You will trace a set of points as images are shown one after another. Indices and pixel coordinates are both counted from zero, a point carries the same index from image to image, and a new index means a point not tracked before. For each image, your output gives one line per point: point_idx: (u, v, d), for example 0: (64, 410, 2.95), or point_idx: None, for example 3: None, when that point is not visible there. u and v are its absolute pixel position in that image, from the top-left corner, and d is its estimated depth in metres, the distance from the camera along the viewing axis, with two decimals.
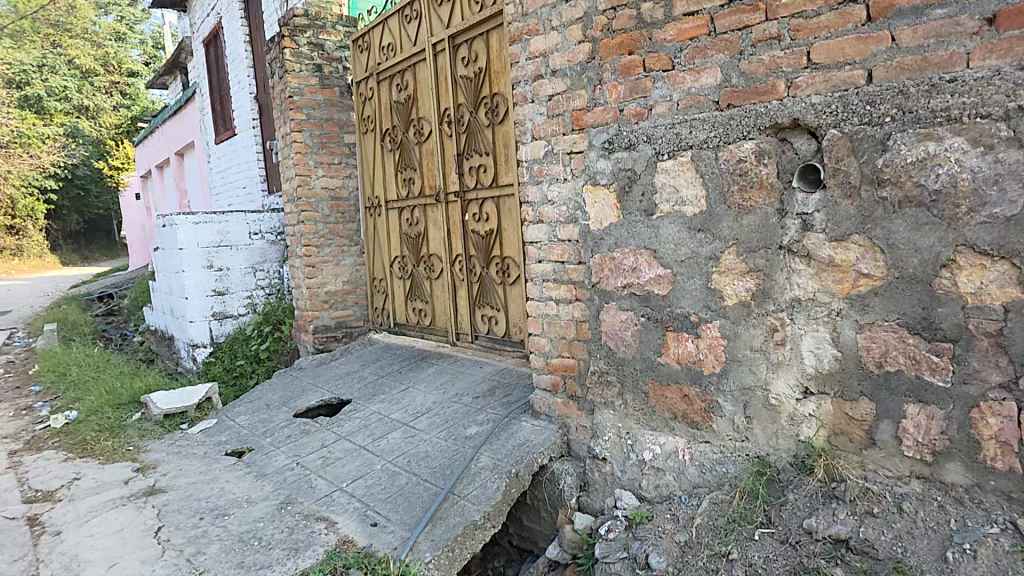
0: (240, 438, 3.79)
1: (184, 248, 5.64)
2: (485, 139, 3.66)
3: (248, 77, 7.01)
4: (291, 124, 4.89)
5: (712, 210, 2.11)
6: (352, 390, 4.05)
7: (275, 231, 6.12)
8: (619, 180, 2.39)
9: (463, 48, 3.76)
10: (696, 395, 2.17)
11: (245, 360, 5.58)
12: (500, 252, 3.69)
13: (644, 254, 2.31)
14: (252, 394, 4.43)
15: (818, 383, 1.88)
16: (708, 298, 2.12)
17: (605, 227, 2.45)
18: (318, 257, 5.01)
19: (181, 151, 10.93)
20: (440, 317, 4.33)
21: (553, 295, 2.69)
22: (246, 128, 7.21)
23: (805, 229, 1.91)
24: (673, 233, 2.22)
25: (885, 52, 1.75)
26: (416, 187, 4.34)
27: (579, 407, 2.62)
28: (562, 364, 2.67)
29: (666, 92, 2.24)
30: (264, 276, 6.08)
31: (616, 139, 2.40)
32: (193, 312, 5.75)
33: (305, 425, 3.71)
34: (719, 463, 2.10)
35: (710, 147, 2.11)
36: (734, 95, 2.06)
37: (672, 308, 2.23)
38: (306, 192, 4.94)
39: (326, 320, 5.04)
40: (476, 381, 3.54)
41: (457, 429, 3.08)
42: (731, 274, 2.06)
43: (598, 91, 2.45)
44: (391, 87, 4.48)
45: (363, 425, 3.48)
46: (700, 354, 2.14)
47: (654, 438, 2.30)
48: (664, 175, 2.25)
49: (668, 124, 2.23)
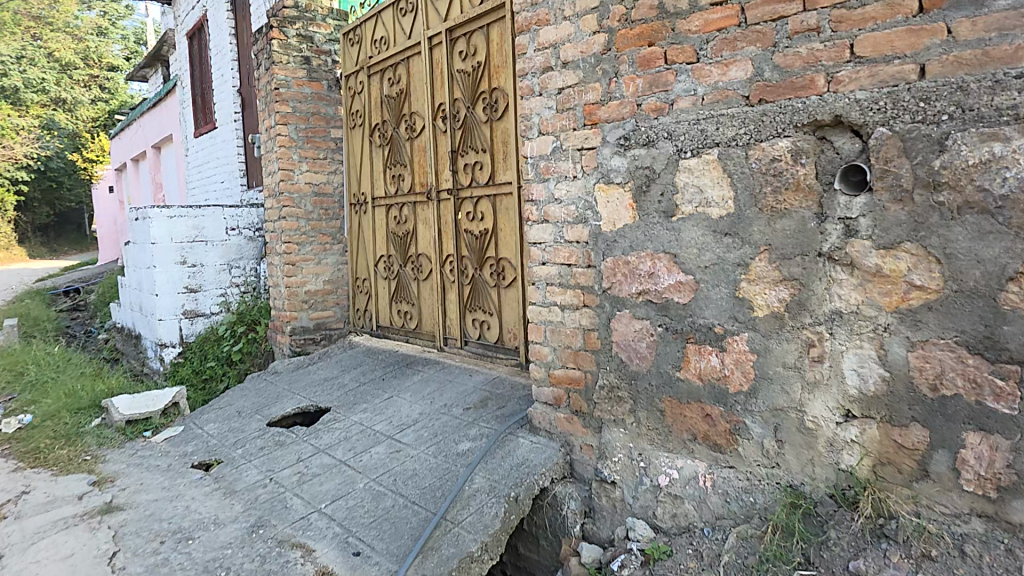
0: (208, 449, 3.51)
1: (156, 242, 5.30)
2: (482, 135, 3.44)
3: (231, 69, 6.70)
4: (276, 117, 4.64)
5: (741, 212, 1.90)
6: (331, 397, 3.78)
7: (253, 227, 5.83)
8: (635, 179, 2.15)
9: (461, 42, 3.54)
10: (720, 415, 2.02)
11: (216, 362, 5.30)
12: (494, 253, 3.47)
13: (663, 258, 2.10)
14: (223, 400, 4.14)
15: (861, 406, 1.76)
16: (735, 308, 1.95)
17: (618, 229, 2.22)
18: (299, 255, 4.74)
19: (159, 145, 10.54)
20: (427, 321, 4.09)
21: (558, 301, 2.48)
22: (228, 122, 6.90)
23: (848, 235, 1.72)
24: (696, 236, 2.01)
25: (939, 46, 1.55)
26: (406, 185, 4.11)
27: (585, 424, 2.45)
28: (567, 376, 2.49)
29: (690, 86, 1.99)
30: (239, 273, 5.76)
31: (632, 135, 2.14)
32: (162, 310, 5.41)
33: (280, 435, 3.44)
34: (746, 492, 1.98)
35: (740, 145, 1.89)
36: (767, 90, 1.83)
37: (694, 318, 2.05)
38: (289, 187, 4.68)
39: (305, 322, 4.77)
40: (467, 391, 3.31)
41: (447, 445, 2.85)
42: (762, 282, 1.88)
43: (614, 85, 2.18)
44: (383, 81, 4.25)
45: (343, 438, 3.23)
46: (725, 370, 1.99)
47: (669, 462, 2.16)
48: (687, 174, 2.01)
49: (692, 119, 1.99)
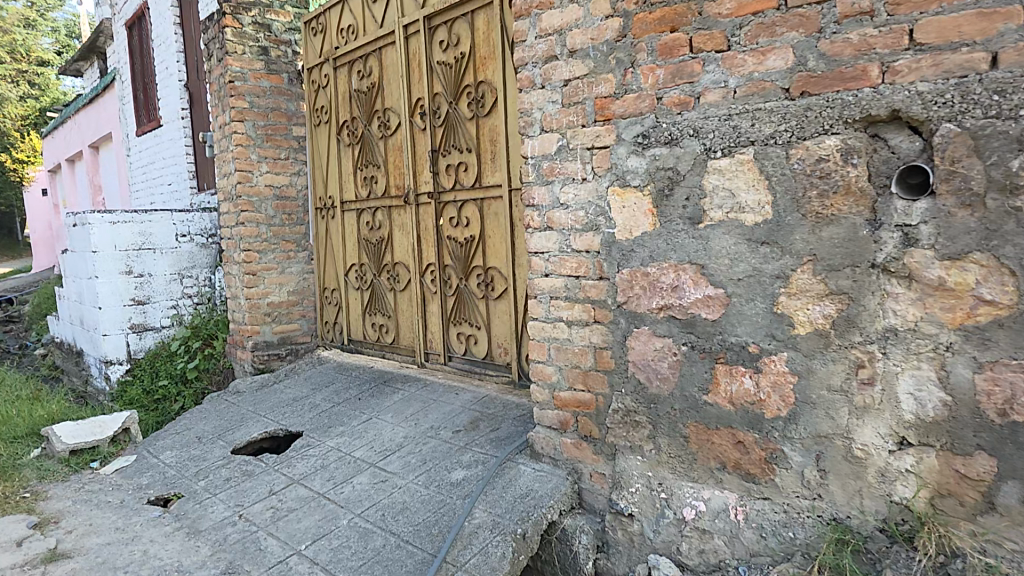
0: (165, 481, 3.13)
1: (98, 251, 4.82)
2: (467, 133, 3.17)
3: (177, 61, 6.20)
4: (231, 112, 4.25)
5: (781, 217, 1.72)
6: (302, 420, 3.44)
7: (206, 233, 5.39)
8: (656, 182, 1.95)
9: (441, 31, 3.26)
10: (754, 442, 1.81)
11: (169, 380, 4.84)
12: (482, 261, 3.21)
13: (688, 269, 1.89)
14: (180, 423, 3.75)
15: (919, 434, 1.58)
16: (772, 326, 1.75)
17: (636, 237, 2.00)
18: (260, 264, 4.37)
19: (97, 143, 9.77)
20: (405, 334, 3.80)
21: (565, 316, 2.25)
22: (175, 120, 6.40)
23: (907, 244, 1.56)
24: (728, 245, 1.81)
25: (1015, 31, 1.41)
26: (380, 187, 3.80)
27: (596, 451, 2.23)
28: (575, 399, 2.26)
29: (720, 77, 1.81)
30: (192, 283, 5.30)
31: (652, 132, 1.94)
32: (108, 325, 4.94)
33: (247, 464, 3.09)
34: (785, 526, 1.76)
35: (779, 143, 1.71)
36: (811, 82, 1.67)
37: (724, 336, 1.84)
38: (247, 190, 4.30)
39: (269, 336, 4.40)
40: (455, 412, 3.04)
41: (439, 473, 2.58)
42: (804, 296, 1.69)
43: (630, 75, 1.98)
44: (351, 74, 3.93)
45: (319, 466, 2.91)
46: (761, 394, 1.79)
47: (695, 493, 1.93)
48: (716, 175, 1.82)
49: (722, 115, 1.81)
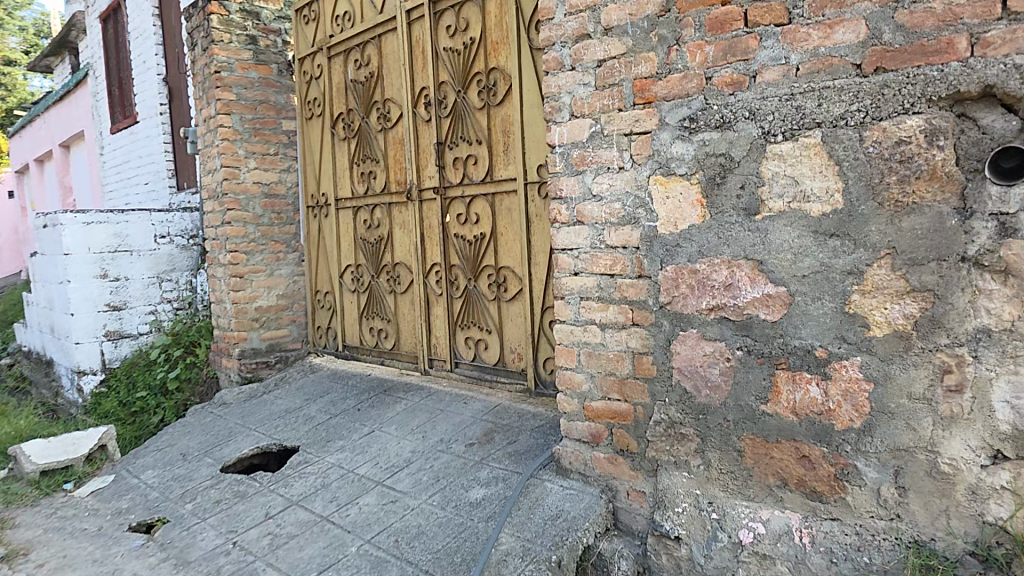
0: (147, 504, 2.86)
1: (69, 253, 4.51)
2: (477, 123, 2.97)
3: (155, 55, 5.89)
4: (217, 105, 4.00)
5: (854, 207, 1.54)
6: (297, 433, 3.20)
7: (187, 234, 5.06)
8: (705, 169, 1.76)
9: (448, 15, 3.05)
10: (823, 457, 1.65)
11: (147, 391, 4.55)
12: (494, 261, 3.01)
13: (744, 266, 1.71)
14: (162, 439, 3.48)
15: (1016, 447, 1.43)
16: (843, 327, 1.59)
17: (683, 230, 1.81)
18: (247, 266, 4.10)
19: (68, 143, 9.35)
20: (406, 340, 3.58)
21: (598, 318, 2.06)
22: (153, 116, 6.08)
23: (1004, 234, 1.40)
24: (790, 238, 1.63)
25: None
26: (379, 183, 3.58)
27: (634, 466, 2.05)
28: (610, 409, 2.08)
29: (780, 54, 1.63)
30: (171, 287, 4.99)
31: (700, 115, 1.76)
32: (80, 333, 4.63)
33: (239, 485, 2.83)
34: (858, 551, 1.60)
35: (852, 124, 1.53)
36: (886, 56, 1.49)
37: (786, 339, 1.67)
38: (234, 187, 4.04)
39: (256, 343, 4.14)
40: (466, 423, 2.83)
41: (456, 493, 2.37)
42: (880, 294, 1.53)
43: (674, 53, 1.80)
44: (347, 64, 3.71)
45: (320, 485, 2.67)
46: (829, 403, 1.62)
47: (751, 514, 1.76)
48: (776, 161, 1.64)
49: (783, 95, 1.63)
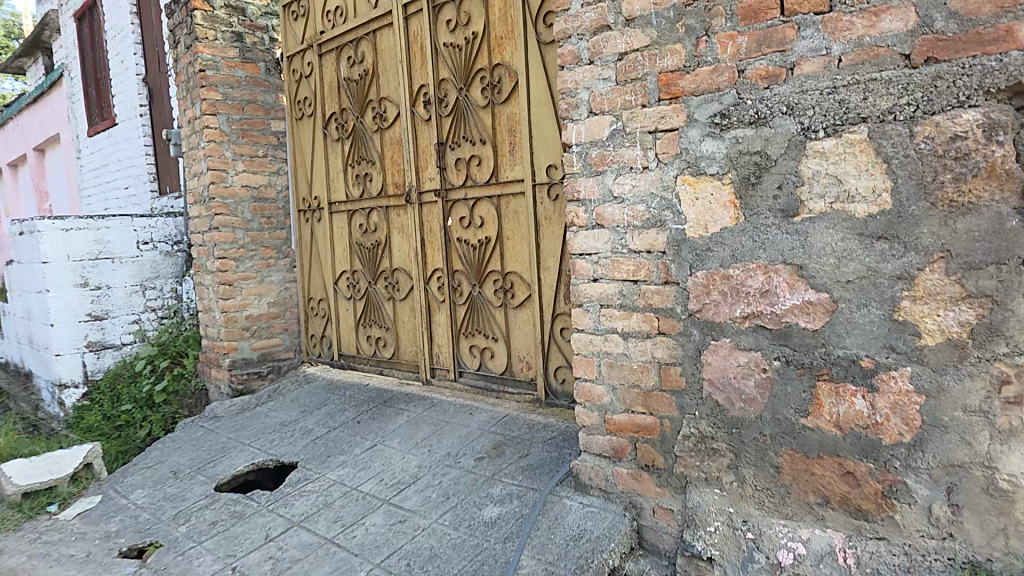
0: (138, 527, 2.69)
1: (47, 261, 4.31)
2: (480, 122, 2.84)
3: (133, 54, 5.68)
4: (201, 105, 3.82)
5: (904, 208, 1.44)
6: (295, 448, 3.04)
7: (171, 239, 4.84)
8: (738, 169, 1.65)
9: (448, 9, 2.92)
10: (869, 473, 1.55)
11: (133, 404, 4.35)
12: (499, 266, 2.88)
13: (782, 270, 1.61)
14: (151, 456, 3.30)
15: None
16: (892, 336, 1.49)
17: (713, 234, 1.71)
18: (236, 273, 3.94)
19: (43, 146, 9.04)
20: (406, 348, 3.44)
21: (621, 326, 1.95)
22: (132, 117, 5.86)
23: None
24: (834, 241, 1.53)
25: None
26: (375, 186, 3.44)
27: (660, 483, 1.94)
28: (634, 422, 1.97)
29: (820, 44, 1.53)
30: (155, 295, 4.79)
31: (733, 110, 1.65)
32: (60, 344, 4.43)
33: (235, 505, 2.68)
34: (908, 572, 1.49)
35: (901, 118, 1.44)
36: (938, 45, 1.40)
37: (829, 349, 1.56)
38: (221, 191, 3.87)
39: (247, 353, 3.97)
40: (474, 435, 2.70)
41: (468, 512, 2.24)
42: (933, 300, 1.43)
43: (704, 44, 1.69)
44: (340, 61, 3.56)
45: (323, 504, 2.53)
46: (877, 417, 1.52)
47: (790, 533, 1.64)
48: (817, 159, 1.54)
49: (825, 87, 1.52)
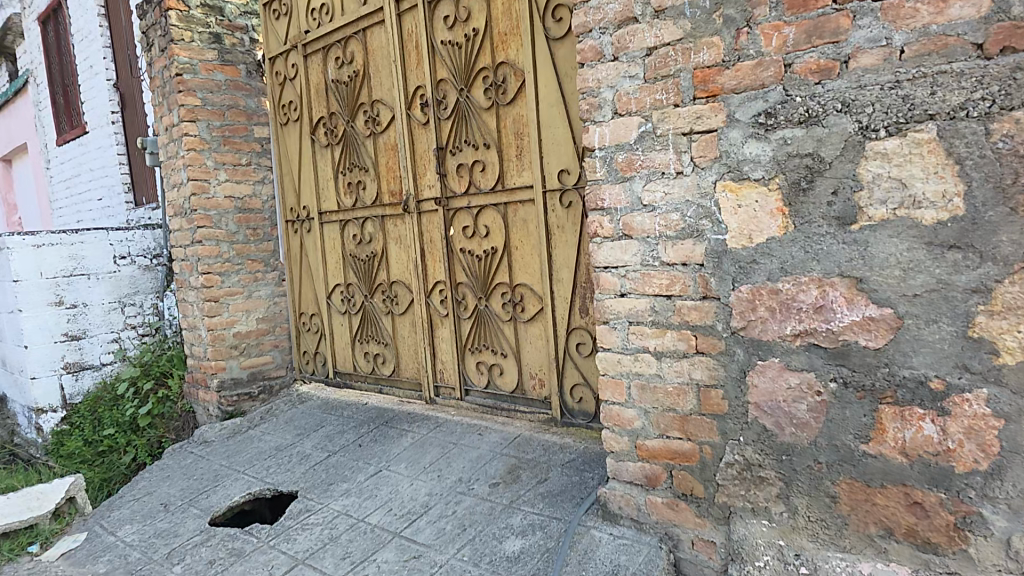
0: (128, 568, 2.46)
1: (19, 279, 4.05)
2: (483, 125, 2.67)
3: (102, 58, 5.39)
4: (180, 112, 3.60)
5: (979, 214, 1.30)
6: (293, 475, 2.85)
7: (149, 253, 4.58)
8: (788, 172, 1.51)
9: (445, 5, 2.74)
10: (939, 504, 1.41)
11: (116, 429, 4.11)
12: (507, 278, 2.72)
13: (839, 284, 1.46)
14: (139, 487, 3.08)
15: None
16: (966, 355, 1.35)
17: (759, 245, 1.56)
18: (222, 288, 3.72)
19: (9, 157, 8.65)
20: (407, 365, 3.26)
21: (654, 345, 1.80)
22: (103, 125, 5.57)
23: None
24: (899, 251, 1.39)
25: None
26: (370, 194, 3.25)
27: (699, 513, 1.79)
28: (671, 448, 1.81)
29: (879, 33, 1.38)
30: (135, 312, 4.54)
31: (780, 108, 1.50)
32: (35, 367, 4.18)
33: (233, 541, 2.47)
34: None
35: (975, 115, 1.29)
36: (1017, 33, 1.26)
37: (894, 369, 1.42)
38: (204, 203, 3.65)
39: (236, 372, 3.75)
40: (487, 458, 2.53)
41: (489, 545, 2.07)
42: (1013, 316, 1.29)
43: (745, 36, 1.54)
44: (327, 62, 3.36)
45: (329, 539, 2.34)
46: (948, 443, 1.38)
47: (849, 568, 1.48)
48: (878, 162, 1.40)
49: (886, 82, 1.38)
